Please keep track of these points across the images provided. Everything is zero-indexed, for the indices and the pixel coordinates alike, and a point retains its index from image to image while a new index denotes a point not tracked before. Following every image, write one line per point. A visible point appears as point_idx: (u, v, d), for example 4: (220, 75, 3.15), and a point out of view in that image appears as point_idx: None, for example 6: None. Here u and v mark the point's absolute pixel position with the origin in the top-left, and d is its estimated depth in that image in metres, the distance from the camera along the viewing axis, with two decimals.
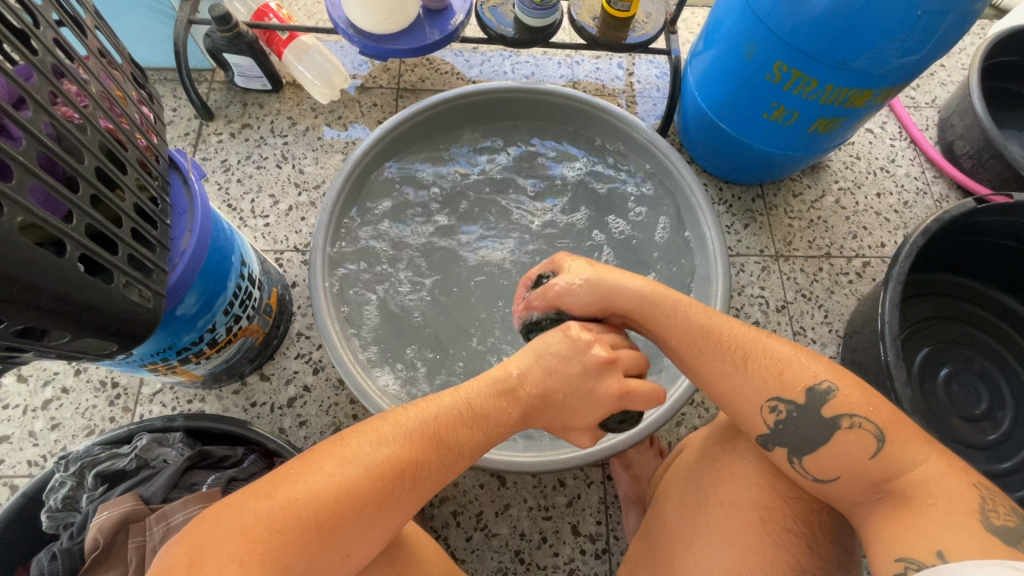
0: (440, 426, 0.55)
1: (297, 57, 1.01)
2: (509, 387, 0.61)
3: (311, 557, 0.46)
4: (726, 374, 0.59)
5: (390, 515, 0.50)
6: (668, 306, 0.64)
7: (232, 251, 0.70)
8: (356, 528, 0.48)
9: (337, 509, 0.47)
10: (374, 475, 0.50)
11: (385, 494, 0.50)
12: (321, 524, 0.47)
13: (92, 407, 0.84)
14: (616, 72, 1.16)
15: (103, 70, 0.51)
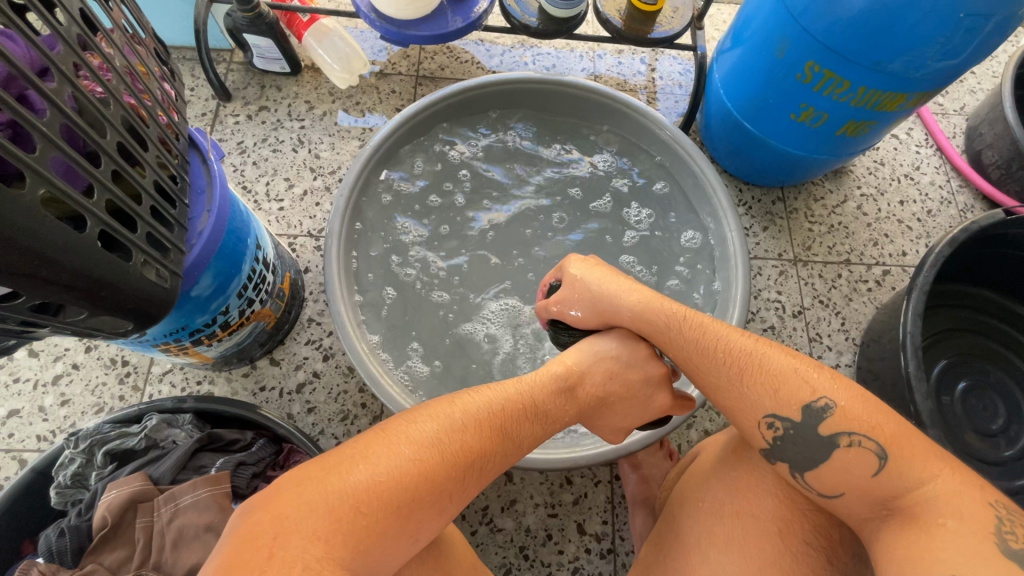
0: (509, 417, 0.56)
1: (317, 41, 0.98)
2: (568, 386, 0.62)
3: (388, 541, 0.46)
4: (720, 392, 0.59)
5: (457, 503, 0.51)
6: (655, 323, 0.64)
7: (248, 234, 0.70)
8: (429, 515, 0.48)
9: (417, 494, 0.47)
10: (451, 462, 0.50)
11: (457, 484, 0.50)
12: (401, 508, 0.46)
13: (102, 384, 0.84)
14: (638, 68, 1.14)
15: (126, 44, 0.50)
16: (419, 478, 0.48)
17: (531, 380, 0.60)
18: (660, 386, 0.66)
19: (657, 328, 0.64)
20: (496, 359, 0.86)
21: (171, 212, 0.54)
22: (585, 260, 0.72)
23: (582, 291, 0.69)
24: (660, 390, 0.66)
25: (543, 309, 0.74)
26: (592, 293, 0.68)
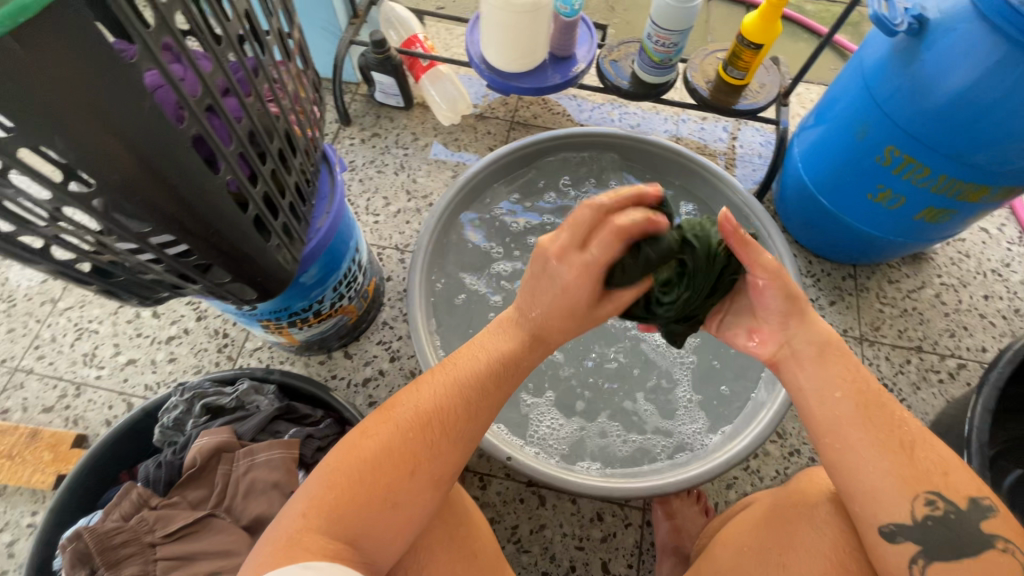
0: (460, 376, 0.58)
1: (431, 82, 1.14)
2: (511, 321, 0.62)
3: (366, 513, 0.51)
4: (859, 450, 0.52)
5: (425, 468, 0.54)
6: (839, 367, 0.56)
7: (350, 237, 0.81)
8: (396, 477, 0.53)
9: (377, 469, 0.53)
10: (401, 434, 0.54)
11: (415, 442, 0.54)
12: (364, 481, 0.52)
13: (204, 349, 0.97)
14: (720, 135, 1.19)
15: (298, 74, 0.63)
16: (376, 455, 0.53)
17: (482, 340, 0.62)
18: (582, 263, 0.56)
19: (829, 367, 0.56)
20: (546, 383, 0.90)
21: (301, 208, 0.65)
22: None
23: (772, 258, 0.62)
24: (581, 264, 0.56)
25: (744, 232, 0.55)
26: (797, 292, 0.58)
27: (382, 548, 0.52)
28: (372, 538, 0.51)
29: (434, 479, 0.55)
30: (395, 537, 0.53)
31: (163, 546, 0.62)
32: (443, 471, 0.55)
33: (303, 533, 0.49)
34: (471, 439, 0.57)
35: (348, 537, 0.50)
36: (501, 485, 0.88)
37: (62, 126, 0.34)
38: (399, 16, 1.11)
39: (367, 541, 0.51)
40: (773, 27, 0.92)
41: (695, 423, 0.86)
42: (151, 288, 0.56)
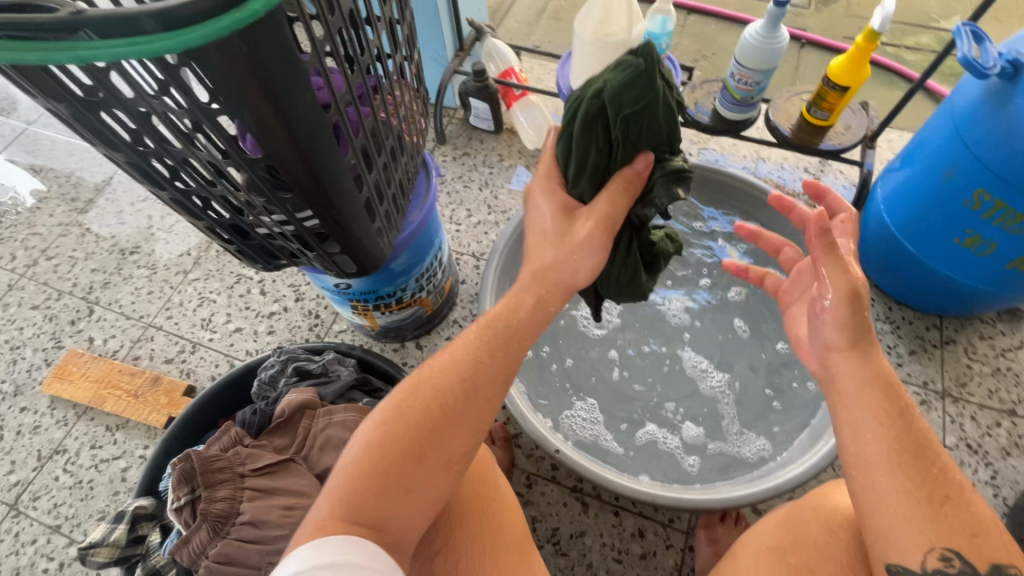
0: (470, 360, 0.58)
1: (521, 110, 1.25)
2: (516, 294, 0.61)
3: (388, 495, 0.53)
4: (883, 492, 0.51)
5: (437, 454, 0.55)
6: (874, 408, 0.54)
7: (436, 235, 0.90)
8: (413, 468, 0.54)
9: (396, 459, 0.53)
10: (414, 422, 0.55)
11: (429, 433, 0.55)
12: (388, 467, 0.53)
13: (298, 326, 1.10)
14: (800, 175, 1.20)
15: (413, 91, 0.74)
16: (397, 440, 0.54)
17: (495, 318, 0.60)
18: (592, 224, 0.60)
19: (865, 405, 0.55)
20: (602, 394, 0.94)
21: (401, 201, 0.75)
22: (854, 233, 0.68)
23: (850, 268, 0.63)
24: (584, 223, 0.61)
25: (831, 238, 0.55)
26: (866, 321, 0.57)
27: (411, 528, 0.54)
28: (401, 522, 0.53)
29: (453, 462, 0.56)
30: (422, 517, 0.54)
31: (250, 478, 0.72)
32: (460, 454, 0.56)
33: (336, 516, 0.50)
34: (484, 420, 0.58)
35: (378, 515, 0.52)
36: (545, 487, 0.91)
37: (251, 109, 0.46)
38: (499, 52, 1.22)
39: (394, 524, 0.52)
40: (861, 71, 0.93)
41: (761, 441, 0.88)
42: (274, 251, 0.67)
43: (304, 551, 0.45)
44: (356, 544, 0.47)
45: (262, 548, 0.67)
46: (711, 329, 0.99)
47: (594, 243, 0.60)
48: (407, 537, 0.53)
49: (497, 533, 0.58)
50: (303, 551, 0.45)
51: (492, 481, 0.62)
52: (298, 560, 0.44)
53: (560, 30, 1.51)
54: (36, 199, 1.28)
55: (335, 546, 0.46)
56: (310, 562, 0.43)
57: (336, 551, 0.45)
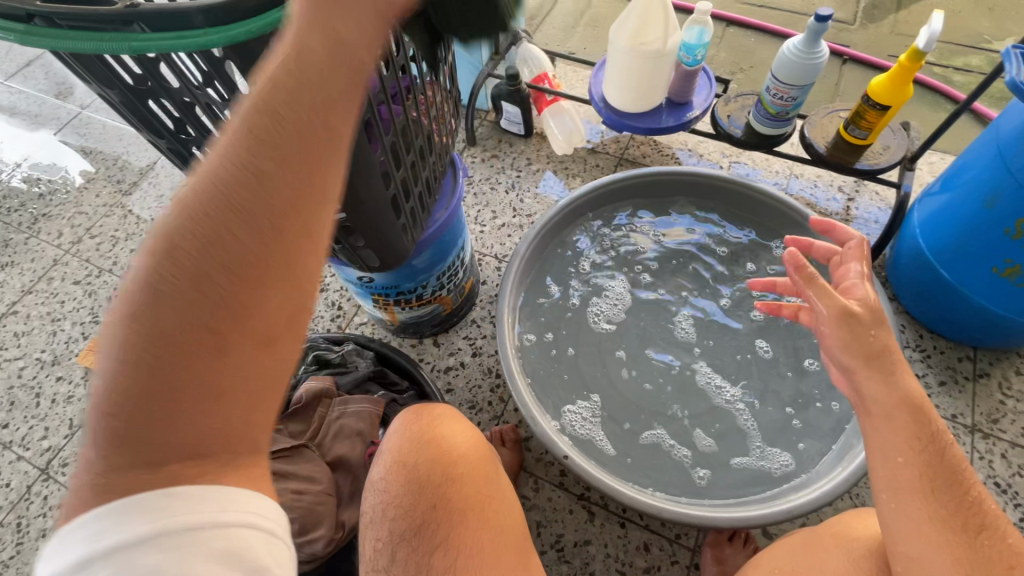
0: (237, 183, 0.33)
1: (552, 115, 1.25)
2: (295, 53, 0.33)
3: (177, 418, 0.35)
4: (912, 516, 0.54)
5: (241, 339, 0.35)
6: (904, 433, 0.57)
7: (459, 235, 0.91)
8: (208, 371, 0.35)
9: (170, 368, 0.34)
10: (178, 307, 0.33)
11: (216, 316, 0.34)
12: (169, 389, 0.34)
13: (321, 316, 1.12)
14: (834, 195, 1.17)
15: (444, 92, 0.75)
16: (165, 346, 0.34)
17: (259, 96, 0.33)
18: None
19: (896, 428, 0.57)
20: (615, 402, 0.92)
21: (427, 200, 0.76)
22: (866, 257, 0.70)
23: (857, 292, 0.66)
24: None
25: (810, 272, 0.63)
26: (885, 344, 0.60)
27: (261, 431, 0.39)
28: (241, 432, 0.38)
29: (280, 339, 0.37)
30: (272, 413, 0.39)
31: None
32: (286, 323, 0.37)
33: (129, 470, 0.35)
34: (304, 267, 0.37)
35: (198, 446, 0.36)
36: (553, 493, 0.91)
37: None
38: (534, 57, 1.23)
39: (227, 440, 0.37)
40: (903, 91, 0.91)
41: (784, 457, 0.86)
42: None
43: (101, 517, 0.33)
44: (190, 498, 0.35)
45: None
46: (731, 345, 0.97)
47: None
48: (260, 440, 0.39)
49: (497, 527, 0.57)
50: (94, 523, 0.33)
51: (491, 478, 0.60)
52: (94, 534, 0.33)
53: (596, 38, 1.51)
54: (84, 179, 1.34)
55: (150, 505, 0.34)
56: (119, 539, 0.33)
57: (158, 515, 0.34)
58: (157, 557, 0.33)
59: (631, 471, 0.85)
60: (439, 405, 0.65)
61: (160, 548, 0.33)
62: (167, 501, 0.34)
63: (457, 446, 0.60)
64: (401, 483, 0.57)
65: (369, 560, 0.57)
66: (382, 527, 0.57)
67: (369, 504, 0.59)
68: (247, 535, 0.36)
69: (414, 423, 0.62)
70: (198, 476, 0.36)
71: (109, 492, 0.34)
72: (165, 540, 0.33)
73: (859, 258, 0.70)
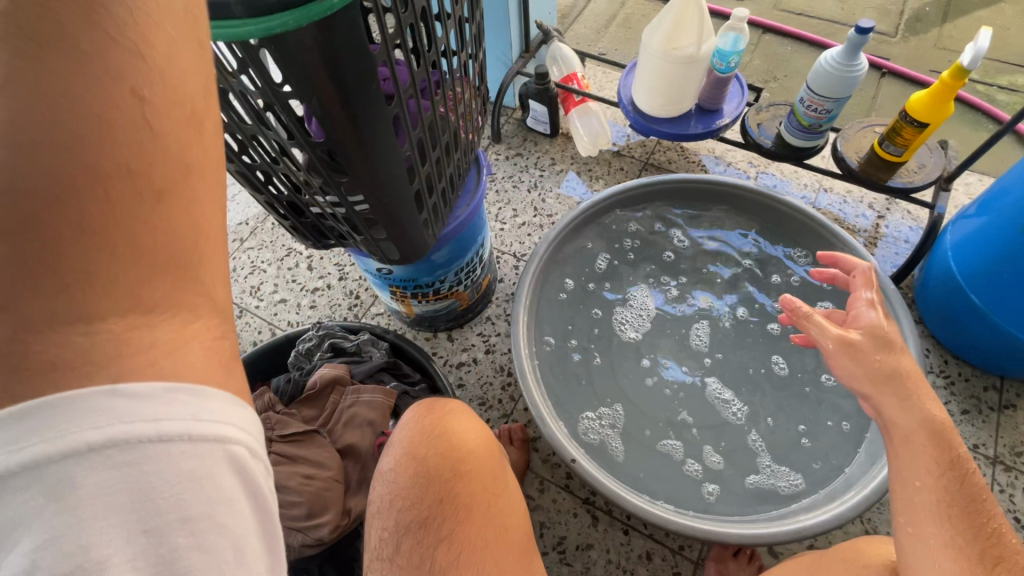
0: None
1: (578, 115, 1.25)
2: None
3: (110, 219, 0.25)
4: (929, 542, 0.54)
5: (165, 95, 0.27)
6: (923, 456, 0.56)
7: (479, 232, 0.92)
8: (138, 143, 0.26)
9: (72, 142, 0.24)
10: (61, 61, 0.24)
11: (118, 63, 0.25)
12: (78, 169, 0.24)
13: (339, 305, 1.14)
14: (863, 212, 1.14)
15: (473, 89, 0.75)
16: (46, 113, 0.24)
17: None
18: None
19: (914, 452, 0.57)
20: (625, 409, 0.92)
21: (450, 196, 0.76)
22: (874, 283, 0.69)
23: (862, 318, 0.65)
24: None
25: (802, 311, 0.67)
26: (894, 367, 0.60)
27: (216, 270, 0.30)
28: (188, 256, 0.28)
29: (199, 118, 0.29)
30: (219, 240, 0.30)
31: (277, 444, 0.74)
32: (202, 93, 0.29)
33: (35, 338, 0.24)
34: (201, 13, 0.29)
35: (133, 269, 0.26)
36: (558, 495, 0.91)
37: (318, 96, 0.48)
38: (563, 56, 1.24)
39: (184, 253, 0.28)
40: (943, 108, 0.88)
41: (792, 475, 0.85)
42: (324, 230, 0.71)
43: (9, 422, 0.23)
44: (145, 398, 0.25)
45: (278, 512, 0.70)
46: (747, 358, 0.96)
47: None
48: (215, 288, 0.30)
49: (501, 525, 0.57)
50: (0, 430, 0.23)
51: (499, 476, 0.60)
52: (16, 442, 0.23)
53: (627, 40, 1.50)
54: None
55: (84, 405, 0.24)
56: (41, 453, 0.23)
57: (99, 420, 0.24)
58: (109, 476, 0.24)
59: (638, 478, 0.85)
60: (450, 400, 0.66)
61: (112, 465, 0.24)
62: (115, 398, 0.24)
63: (466, 442, 0.60)
64: (409, 475, 0.58)
65: (374, 548, 0.58)
66: (389, 517, 0.57)
67: (378, 494, 0.60)
68: (232, 457, 0.27)
69: (424, 418, 0.63)
70: (153, 358, 0.26)
71: (15, 390, 0.23)
72: (113, 457, 0.24)
73: (866, 286, 0.69)
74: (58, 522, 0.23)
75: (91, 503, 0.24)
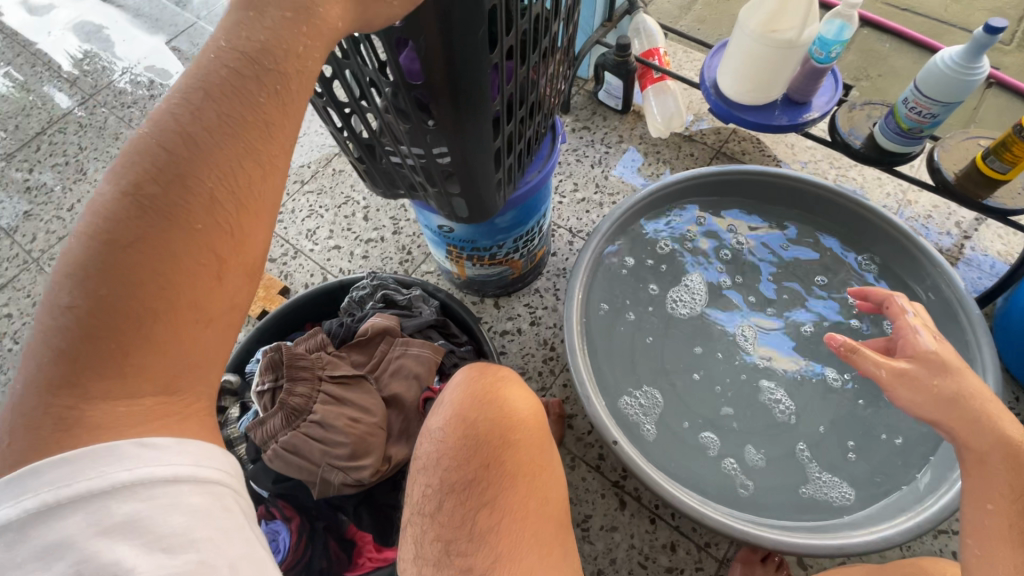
0: (227, 115, 0.36)
1: (654, 94, 1.20)
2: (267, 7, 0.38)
3: (163, 342, 0.34)
4: (1000, 567, 0.54)
5: (235, 261, 0.37)
6: (998, 480, 0.56)
7: (544, 201, 0.90)
8: (205, 290, 0.35)
9: (161, 284, 0.34)
10: (175, 224, 0.34)
11: (213, 235, 0.35)
12: (159, 304, 0.34)
13: (389, 258, 1.14)
14: (948, 229, 1.07)
15: (565, 50, 0.72)
16: (157, 260, 0.34)
17: (254, 39, 0.37)
18: None
19: (991, 477, 0.57)
20: (670, 400, 0.90)
21: (525, 160, 0.75)
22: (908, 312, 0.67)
23: (905, 344, 0.64)
24: None
25: (850, 349, 0.64)
26: (954, 391, 0.59)
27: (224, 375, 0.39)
28: (209, 368, 0.37)
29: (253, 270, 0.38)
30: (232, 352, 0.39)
31: (326, 384, 0.76)
32: (261, 253, 0.38)
33: (87, 405, 0.33)
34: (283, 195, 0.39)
35: (172, 374, 0.35)
36: (587, 474, 0.91)
37: (422, 30, 0.46)
38: (647, 29, 1.19)
39: (203, 369, 0.37)
40: None
41: (845, 488, 0.82)
42: (396, 179, 0.70)
43: (62, 465, 0.31)
44: (164, 449, 0.33)
45: (324, 449, 0.71)
46: (802, 366, 0.92)
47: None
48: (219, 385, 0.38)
49: (543, 498, 0.57)
50: (55, 469, 0.30)
51: (546, 450, 0.61)
52: (57, 481, 0.30)
53: (713, 19, 1.42)
54: None
55: (117, 453, 0.32)
56: (81, 489, 0.30)
57: (131, 464, 0.32)
58: (134, 508, 0.31)
59: (674, 470, 0.84)
60: (502, 367, 0.66)
61: (136, 498, 0.31)
62: (141, 448, 0.33)
63: (518, 415, 0.60)
64: (456, 437, 0.58)
65: (415, 503, 0.58)
66: (432, 474, 0.58)
67: (424, 451, 0.60)
68: (219, 495, 0.34)
69: (476, 379, 0.63)
70: (169, 421, 0.34)
71: (69, 437, 0.32)
72: (138, 492, 0.31)
73: (905, 311, 0.67)
74: (91, 543, 0.30)
75: (111, 534, 0.30)
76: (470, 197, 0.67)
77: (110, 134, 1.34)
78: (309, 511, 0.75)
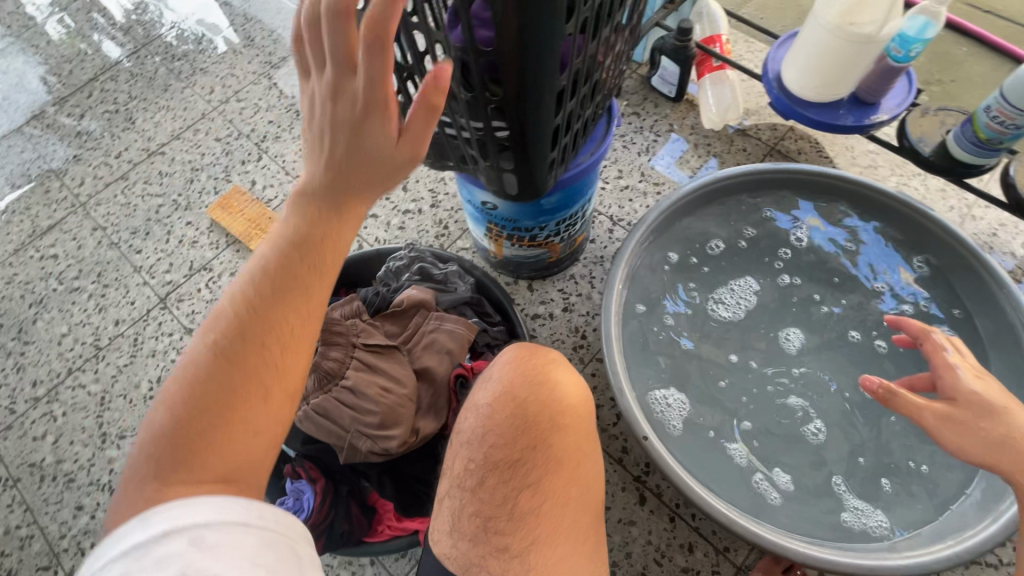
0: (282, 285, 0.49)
1: (711, 83, 1.16)
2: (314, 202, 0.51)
3: (225, 448, 0.46)
4: None
5: (280, 388, 0.48)
6: None
7: (591, 186, 0.87)
8: (257, 409, 0.47)
9: (227, 407, 0.46)
10: (241, 363, 0.47)
11: (266, 368, 0.48)
12: (225, 419, 0.46)
13: (425, 231, 1.14)
14: (1013, 249, 1.01)
15: (633, 26, 0.68)
16: (226, 388, 0.46)
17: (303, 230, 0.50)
18: None
19: None
20: (702, 401, 0.88)
21: (580, 141, 0.73)
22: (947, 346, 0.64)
23: (945, 384, 0.61)
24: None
25: (888, 392, 0.62)
26: (1004, 435, 0.56)
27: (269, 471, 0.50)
28: (257, 468, 0.48)
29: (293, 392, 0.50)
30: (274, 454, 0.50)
31: (359, 351, 0.76)
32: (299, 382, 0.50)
33: (170, 491, 0.43)
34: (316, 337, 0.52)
35: (230, 472, 0.46)
36: (609, 466, 0.90)
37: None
38: (711, 14, 1.15)
39: (255, 469, 0.48)
40: None
41: (881, 515, 0.79)
42: (447, 149, 0.68)
43: (180, 504, 0.40)
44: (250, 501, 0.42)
45: (355, 416, 0.72)
46: (841, 379, 0.89)
47: (405, 157, 0.48)
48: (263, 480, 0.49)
49: (583, 485, 0.57)
50: (174, 508, 0.39)
51: (590, 437, 0.60)
52: (173, 516, 0.39)
53: (780, 8, 1.35)
54: (240, 44, 1.40)
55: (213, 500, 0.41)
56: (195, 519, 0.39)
57: (230, 507, 0.41)
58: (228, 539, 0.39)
59: (701, 471, 0.82)
60: (552, 350, 0.64)
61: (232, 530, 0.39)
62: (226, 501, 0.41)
63: (569, 398, 0.58)
64: (506, 414, 0.57)
65: (454, 475, 0.57)
66: (477, 449, 0.56)
67: (469, 424, 0.59)
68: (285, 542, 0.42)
69: (526, 360, 0.61)
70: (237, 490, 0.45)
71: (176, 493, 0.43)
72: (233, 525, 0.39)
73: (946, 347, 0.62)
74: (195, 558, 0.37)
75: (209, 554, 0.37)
76: (523, 174, 0.65)
77: (159, 85, 1.35)
78: (334, 475, 0.76)
